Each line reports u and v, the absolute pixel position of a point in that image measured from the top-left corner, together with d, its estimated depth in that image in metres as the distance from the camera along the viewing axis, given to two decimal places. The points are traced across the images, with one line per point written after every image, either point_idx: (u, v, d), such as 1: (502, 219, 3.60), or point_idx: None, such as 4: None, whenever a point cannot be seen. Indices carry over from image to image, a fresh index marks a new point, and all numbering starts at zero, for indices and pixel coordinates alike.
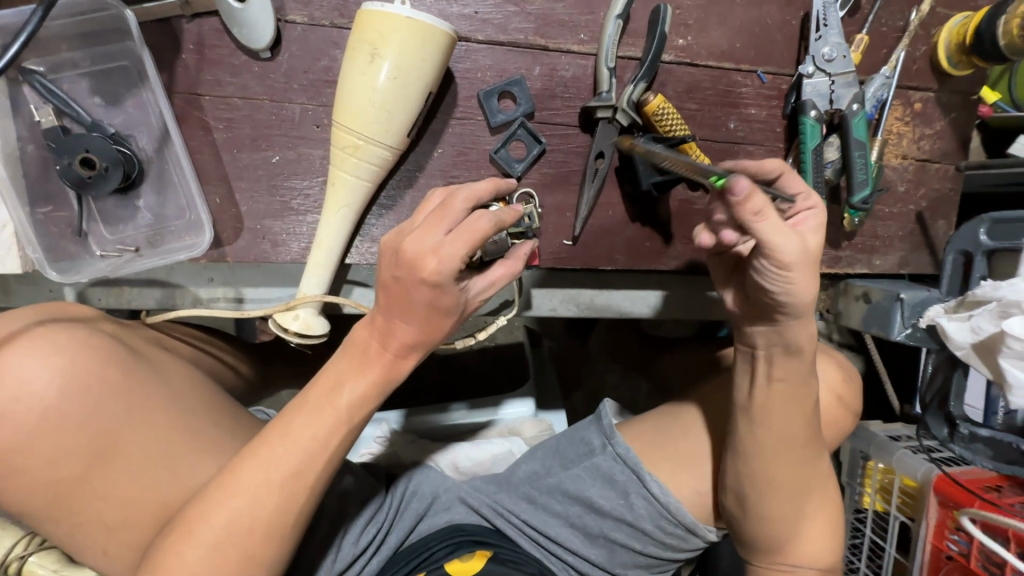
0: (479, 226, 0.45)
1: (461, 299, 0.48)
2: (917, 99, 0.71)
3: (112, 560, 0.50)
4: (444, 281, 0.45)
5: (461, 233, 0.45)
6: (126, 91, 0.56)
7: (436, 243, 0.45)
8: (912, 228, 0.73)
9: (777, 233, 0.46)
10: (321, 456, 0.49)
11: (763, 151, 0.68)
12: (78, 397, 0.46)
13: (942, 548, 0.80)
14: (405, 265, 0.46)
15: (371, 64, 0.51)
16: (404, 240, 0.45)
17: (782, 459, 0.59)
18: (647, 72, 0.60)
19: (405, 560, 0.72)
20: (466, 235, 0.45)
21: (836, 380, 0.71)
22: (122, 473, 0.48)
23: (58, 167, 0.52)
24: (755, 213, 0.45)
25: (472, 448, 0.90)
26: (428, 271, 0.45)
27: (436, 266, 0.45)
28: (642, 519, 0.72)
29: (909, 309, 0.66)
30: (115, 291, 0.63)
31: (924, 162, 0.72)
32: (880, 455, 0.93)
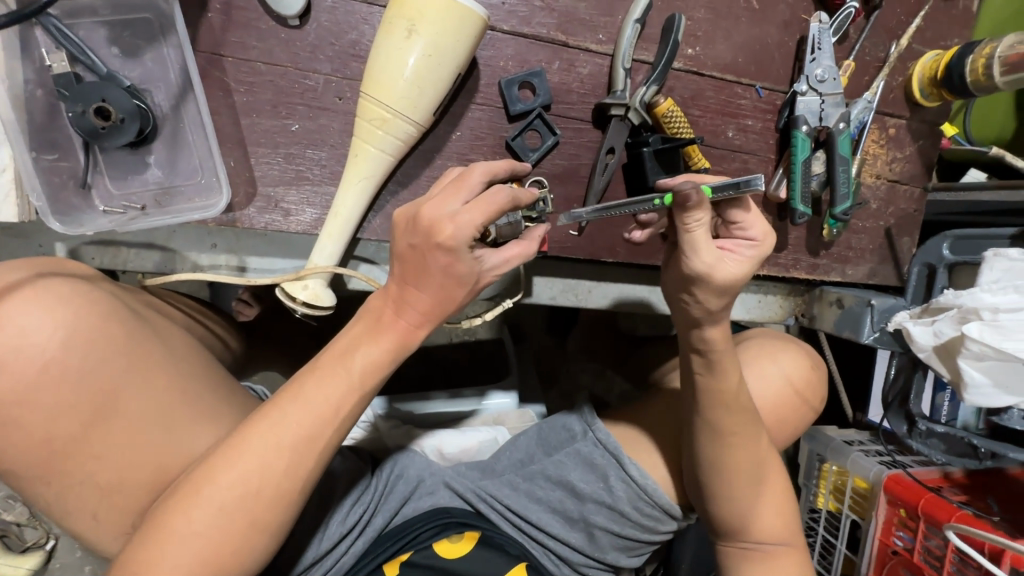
0: (498, 201, 0.46)
1: (475, 269, 0.48)
2: (892, 125, 0.78)
3: (103, 525, 0.48)
4: (460, 247, 0.45)
5: (480, 204, 0.46)
6: (146, 44, 0.55)
7: (453, 211, 0.45)
8: (881, 242, 0.80)
9: (701, 246, 0.51)
10: (332, 422, 0.48)
11: (756, 161, 0.74)
12: (82, 349, 0.45)
13: (889, 543, 0.87)
14: (423, 231, 0.46)
15: (408, 40, 0.52)
16: (421, 206, 0.46)
17: (751, 445, 0.63)
18: (659, 76, 0.64)
19: (390, 542, 0.71)
20: (484, 205, 0.45)
21: (806, 378, 0.76)
22: (121, 432, 0.46)
23: (70, 114, 0.50)
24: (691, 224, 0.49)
25: (457, 435, 0.89)
26: (444, 236, 0.45)
27: (452, 232, 0.45)
28: (622, 501, 0.75)
29: (879, 314, 0.73)
30: (110, 250, 0.61)
31: (895, 183, 0.79)
32: (835, 458, 1.00)
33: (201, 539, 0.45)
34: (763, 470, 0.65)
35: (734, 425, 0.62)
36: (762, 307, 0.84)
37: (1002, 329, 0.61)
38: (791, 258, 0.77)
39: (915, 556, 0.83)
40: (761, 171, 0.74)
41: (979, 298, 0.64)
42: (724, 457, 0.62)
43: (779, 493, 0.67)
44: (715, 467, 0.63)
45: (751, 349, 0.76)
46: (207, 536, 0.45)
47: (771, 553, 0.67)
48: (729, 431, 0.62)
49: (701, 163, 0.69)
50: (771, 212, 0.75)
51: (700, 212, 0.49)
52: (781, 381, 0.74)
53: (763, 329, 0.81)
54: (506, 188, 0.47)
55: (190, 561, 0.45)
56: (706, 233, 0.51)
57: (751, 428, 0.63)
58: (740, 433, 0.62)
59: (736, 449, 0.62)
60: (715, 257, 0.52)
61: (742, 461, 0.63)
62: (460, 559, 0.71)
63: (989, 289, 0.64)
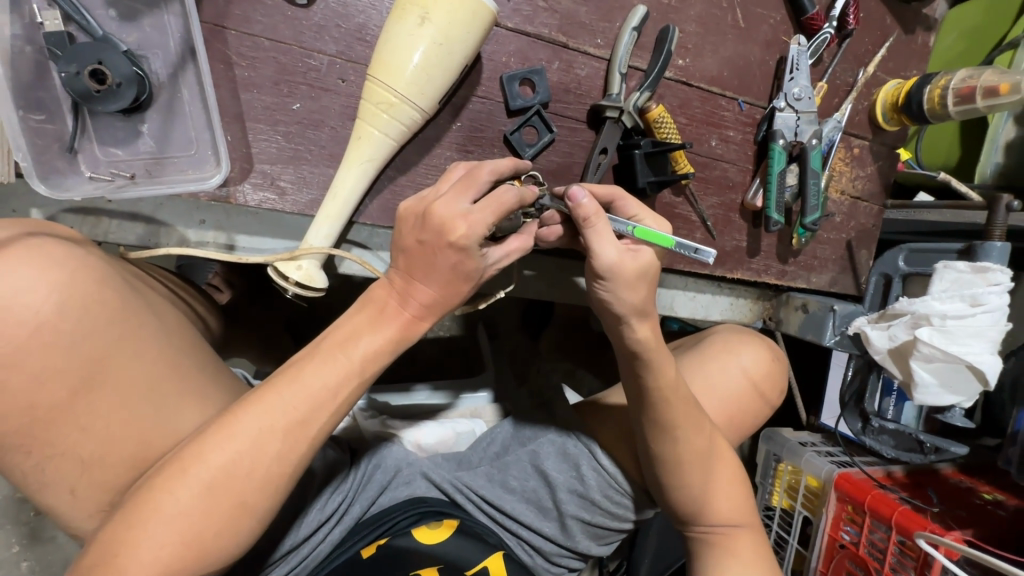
0: (507, 199, 0.48)
1: (482, 265, 0.50)
2: (856, 145, 0.84)
3: (75, 503, 0.46)
4: (472, 245, 0.47)
5: (488, 204, 0.47)
6: (145, 9, 0.53)
7: (467, 210, 0.47)
8: (842, 253, 0.86)
9: (605, 240, 0.52)
10: (328, 405, 0.48)
11: (735, 170, 0.78)
12: (74, 315, 0.43)
13: (837, 537, 0.93)
14: (433, 229, 0.47)
15: (419, 26, 0.53)
16: (434, 203, 0.47)
17: (699, 433, 0.64)
18: (652, 83, 0.67)
19: (367, 530, 0.70)
20: (495, 204, 0.48)
21: (764, 370, 0.80)
22: (108, 403, 0.44)
23: (62, 74, 0.48)
24: (585, 219, 0.51)
25: (435, 427, 0.90)
26: (457, 234, 0.47)
27: (465, 230, 0.47)
28: (593, 490, 0.77)
29: (840, 318, 0.79)
30: (91, 219, 0.58)
31: (857, 200, 0.86)
32: (790, 457, 1.06)
33: (187, 518, 0.44)
34: (716, 455, 0.66)
35: (679, 421, 0.62)
36: (733, 310, 0.88)
37: (950, 334, 0.67)
38: (762, 264, 0.82)
39: (861, 548, 0.89)
40: (739, 180, 0.79)
41: (930, 305, 0.69)
42: (674, 451, 0.63)
43: (727, 478, 0.68)
44: (670, 460, 0.64)
45: (716, 344, 0.80)
46: (194, 515, 0.44)
47: (729, 535, 0.68)
48: (681, 424, 0.62)
49: (686, 168, 0.73)
50: (746, 220, 0.80)
51: (595, 205, 0.52)
52: (742, 376, 0.79)
53: (728, 324, 0.85)
54: (513, 187, 0.50)
55: (175, 539, 0.44)
56: (607, 227, 0.52)
57: (699, 425, 0.64)
58: (693, 436, 0.63)
59: (688, 448, 0.64)
60: (621, 250, 0.52)
61: (694, 448, 0.64)
62: (440, 545, 0.70)
63: (938, 297, 0.69)
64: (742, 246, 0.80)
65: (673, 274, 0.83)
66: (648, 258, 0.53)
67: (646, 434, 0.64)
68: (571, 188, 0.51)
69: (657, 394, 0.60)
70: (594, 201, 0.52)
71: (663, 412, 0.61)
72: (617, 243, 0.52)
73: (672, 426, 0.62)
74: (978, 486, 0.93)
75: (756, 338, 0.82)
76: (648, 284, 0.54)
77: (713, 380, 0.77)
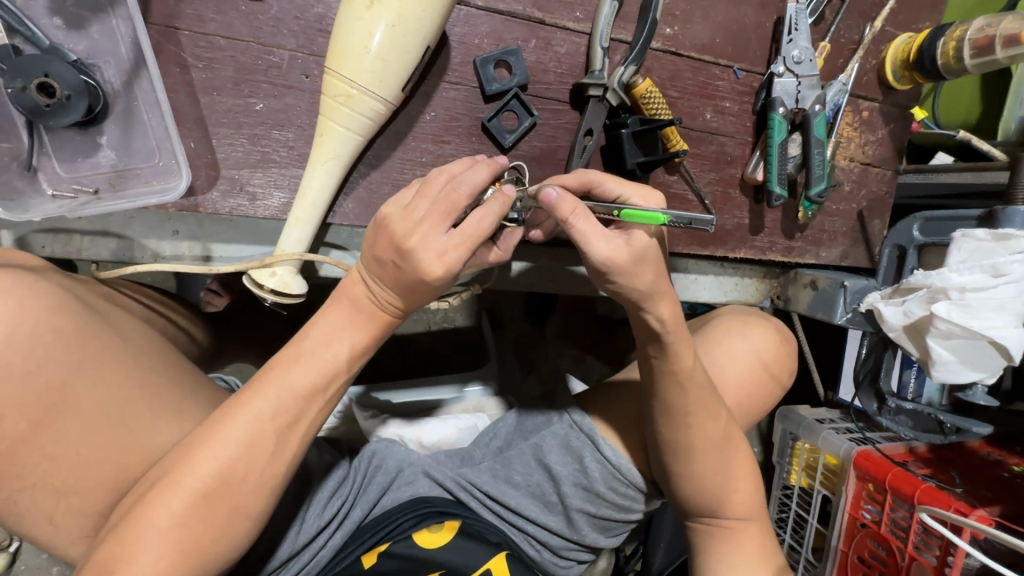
0: (483, 229, 0.44)
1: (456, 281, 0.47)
2: (865, 108, 0.79)
3: (61, 527, 0.45)
4: (445, 263, 0.44)
5: (463, 238, 0.44)
6: (91, 15, 0.51)
7: (442, 247, 0.44)
8: (853, 224, 0.82)
9: (593, 236, 0.47)
10: (315, 403, 0.47)
11: (733, 143, 0.74)
12: (25, 344, 0.41)
13: (858, 516, 0.90)
14: (403, 249, 0.44)
15: (371, 10, 0.50)
16: (410, 244, 0.44)
17: (712, 423, 0.61)
18: (638, 56, 0.63)
19: (368, 534, 0.69)
20: (471, 237, 0.44)
21: (768, 349, 0.76)
22: (77, 426, 0.43)
23: (9, 90, 0.46)
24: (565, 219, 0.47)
25: (437, 424, 0.87)
26: (435, 275, 0.44)
27: (443, 269, 0.44)
28: (596, 481, 0.75)
29: (852, 294, 0.75)
30: (62, 238, 0.56)
31: (867, 166, 0.81)
32: (807, 436, 1.02)
33: (182, 527, 0.42)
34: (726, 444, 0.63)
35: (684, 415, 0.59)
36: (738, 290, 0.84)
37: (969, 308, 0.62)
38: (767, 241, 0.78)
39: (883, 527, 0.85)
40: (739, 153, 0.74)
41: (947, 278, 0.64)
42: (680, 445, 0.60)
43: (732, 472, 0.65)
44: (673, 455, 0.61)
45: (721, 327, 0.76)
46: (189, 524, 0.43)
47: (734, 529, 0.66)
48: (693, 411, 0.59)
49: (679, 145, 0.68)
50: (747, 195, 0.76)
51: (573, 201, 0.47)
52: (752, 357, 0.75)
53: (733, 306, 0.81)
54: (490, 209, 0.45)
55: (172, 549, 0.42)
56: (592, 223, 0.47)
57: (708, 413, 0.60)
58: (697, 425, 0.60)
59: (692, 438, 0.60)
60: (611, 240, 0.47)
61: (703, 440, 0.61)
62: (439, 551, 0.68)
63: (956, 269, 0.65)
64: (744, 223, 0.76)
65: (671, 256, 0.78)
66: (639, 249, 0.49)
67: (651, 426, 0.61)
68: (544, 189, 0.47)
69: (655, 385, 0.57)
70: (572, 196, 0.47)
71: (664, 402, 0.58)
72: (605, 232, 0.48)
73: (677, 418, 0.59)
74: (1007, 459, 0.88)
75: (763, 319, 0.78)
76: (650, 259, 0.50)
77: (719, 366, 0.74)
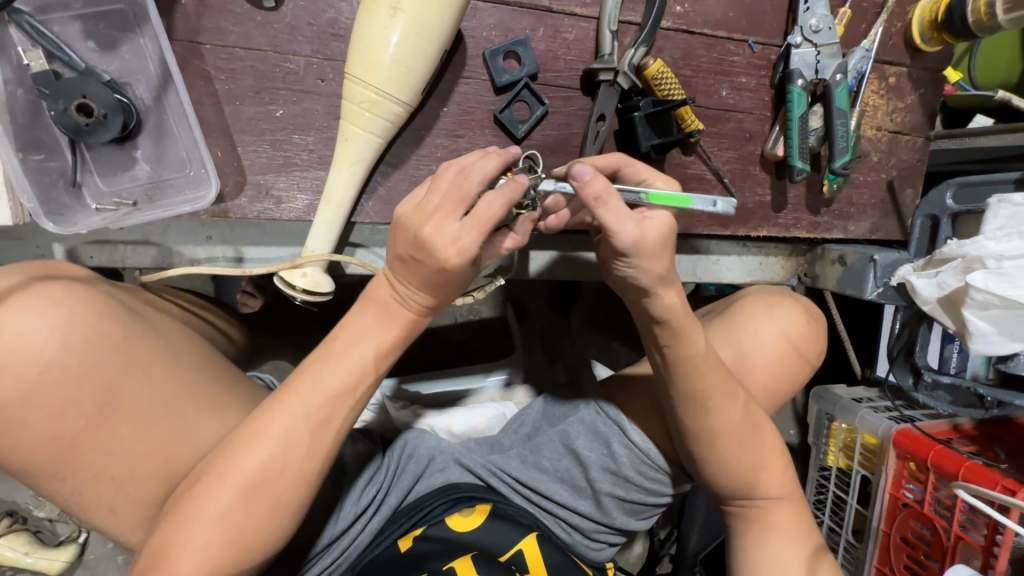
0: (495, 211, 0.45)
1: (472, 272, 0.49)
2: (892, 74, 0.76)
3: (120, 517, 0.49)
4: (463, 257, 0.45)
5: (476, 224, 0.45)
6: (121, 36, 0.54)
7: (455, 233, 0.45)
8: (883, 196, 0.79)
9: (623, 216, 0.47)
10: (347, 405, 0.49)
11: (751, 120, 0.72)
12: (78, 349, 0.45)
13: (899, 496, 0.88)
14: (420, 246, 0.46)
15: (393, 18, 0.52)
16: (423, 226, 0.45)
17: (731, 406, 0.60)
18: (648, 36, 0.62)
19: (404, 519, 0.71)
20: (484, 220, 0.45)
21: (796, 327, 0.75)
22: (129, 425, 0.47)
23: (52, 112, 0.50)
24: (595, 198, 0.47)
25: (464, 413, 0.90)
26: (449, 260, 0.45)
27: (457, 254, 0.45)
28: (625, 466, 0.76)
29: (882, 269, 0.73)
30: (107, 248, 0.61)
31: (896, 134, 0.78)
32: (844, 416, 0.99)
33: (227, 520, 0.45)
34: (751, 424, 0.63)
35: (710, 393, 0.58)
36: (763, 270, 0.83)
37: (1006, 276, 0.59)
38: (791, 218, 0.76)
39: (926, 507, 0.83)
40: (758, 130, 0.73)
41: (983, 247, 0.62)
42: (706, 426, 0.60)
43: (758, 453, 0.64)
44: (700, 439, 0.61)
45: (746, 309, 0.75)
46: (232, 516, 0.45)
47: (767, 508, 0.65)
48: (713, 395, 0.58)
49: (694, 124, 0.67)
50: (769, 171, 0.74)
51: (601, 181, 0.47)
52: (779, 337, 0.74)
53: (759, 286, 0.79)
54: (499, 194, 0.46)
55: (220, 539, 0.45)
56: (619, 202, 0.48)
57: (729, 393, 0.60)
58: (719, 402, 0.59)
59: (717, 419, 0.59)
60: (639, 222, 0.48)
61: (727, 422, 0.60)
62: (472, 532, 0.71)
63: (992, 237, 0.62)
64: (766, 200, 0.75)
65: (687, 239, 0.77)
66: (653, 228, 0.49)
67: (674, 411, 0.60)
68: (575, 165, 0.46)
69: (678, 367, 0.57)
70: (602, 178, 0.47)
71: (686, 384, 0.58)
72: (632, 214, 0.48)
73: (699, 402, 0.58)
74: None
75: (790, 297, 0.77)
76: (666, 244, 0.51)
77: (744, 347, 0.73)
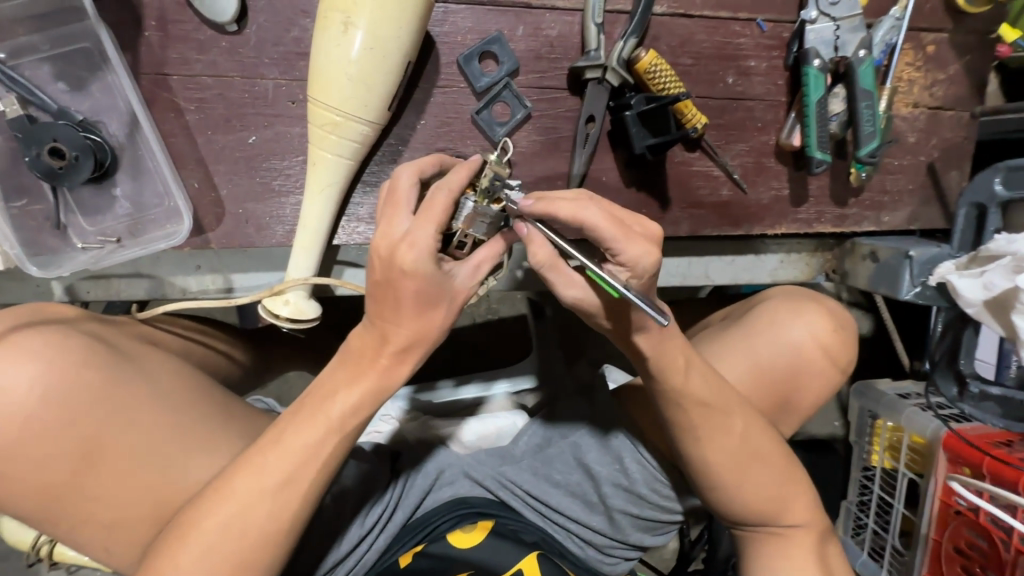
0: (440, 200, 0.42)
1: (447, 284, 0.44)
2: (930, 42, 0.67)
3: (113, 555, 0.50)
4: (424, 265, 0.42)
5: (425, 215, 0.41)
6: (90, 75, 0.54)
7: (405, 231, 0.42)
8: (922, 180, 0.71)
9: (564, 284, 0.47)
10: (313, 464, 0.47)
11: (763, 107, 0.65)
12: (56, 400, 0.46)
13: (950, 503, 0.76)
14: (382, 263, 0.43)
15: (345, 34, 0.49)
16: (373, 237, 0.43)
17: (727, 431, 0.56)
18: (638, 26, 0.57)
19: (409, 536, 0.67)
20: (431, 210, 0.41)
21: (826, 331, 0.68)
22: (113, 471, 0.47)
23: (26, 158, 0.50)
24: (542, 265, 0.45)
25: (476, 423, 0.82)
26: (405, 263, 0.42)
27: (412, 256, 0.42)
28: (638, 484, 0.72)
29: (919, 266, 0.65)
30: (103, 283, 0.62)
31: (936, 110, 0.69)
32: (889, 414, 0.87)
33: None
34: (758, 447, 0.58)
35: (701, 420, 0.55)
36: (785, 269, 0.75)
37: None
38: (813, 213, 0.69)
39: (981, 516, 0.71)
40: (771, 117, 0.66)
41: None
42: (702, 452, 0.56)
43: (772, 476, 0.59)
44: (698, 470, 0.57)
45: (762, 317, 0.68)
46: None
47: (785, 534, 0.61)
48: (707, 423, 0.55)
49: (696, 119, 0.61)
50: (786, 163, 0.67)
51: (543, 250, 0.45)
52: (808, 344, 0.67)
53: (782, 288, 0.73)
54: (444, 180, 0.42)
55: None
56: (562, 273, 0.46)
57: (727, 416, 0.56)
58: (708, 426, 0.55)
59: (715, 443, 0.56)
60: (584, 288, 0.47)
61: (725, 451, 0.56)
62: (474, 550, 0.65)
63: None
64: (783, 194, 0.68)
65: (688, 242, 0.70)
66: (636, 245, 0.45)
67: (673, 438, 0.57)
68: (517, 222, 0.44)
69: (674, 391, 0.54)
70: (543, 246, 0.45)
71: (679, 411, 0.55)
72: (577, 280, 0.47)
73: (689, 430, 0.55)
74: None
75: (815, 299, 0.70)
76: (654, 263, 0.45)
77: (760, 356, 0.66)
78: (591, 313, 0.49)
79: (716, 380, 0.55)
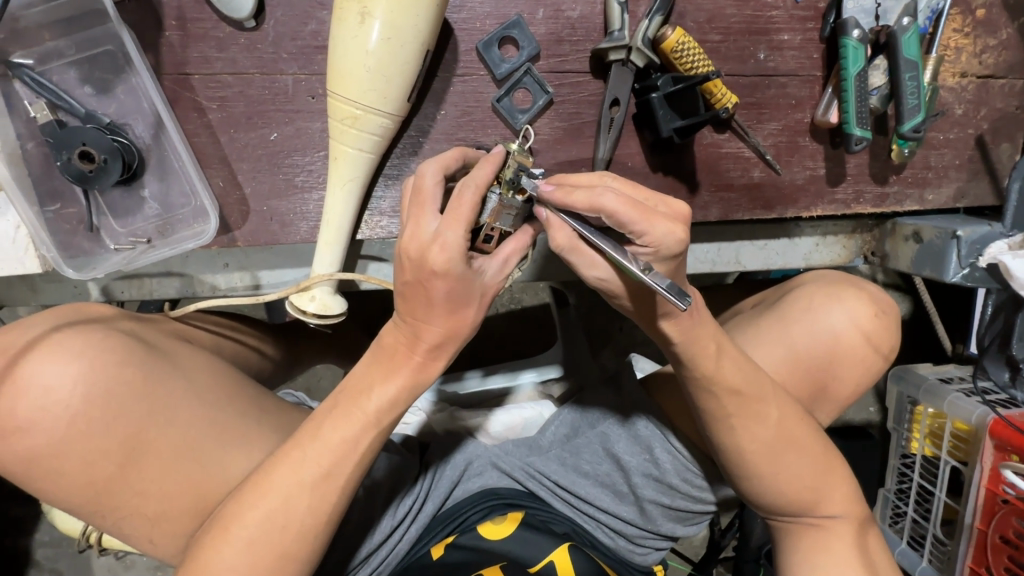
0: (466, 198, 0.41)
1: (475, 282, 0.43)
2: (979, 6, 0.63)
3: (158, 547, 0.51)
4: (453, 265, 0.41)
5: (450, 214, 0.40)
6: (114, 78, 0.54)
7: (434, 231, 0.41)
8: (971, 154, 0.66)
9: (594, 263, 0.44)
10: (350, 458, 0.47)
11: (797, 83, 0.62)
12: (99, 400, 0.47)
13: (998, 492, 0.72)
14: (410, 262, 0.42)
15: (362, 24, 0.48)
16: (401, 236, 0.42)
17: (761, 421, 0.54)
18: (663, 4, 0.55)
19: (438, 527, 0.66)
20: (459, 209, 0.40)
21: (865, 317, 0.65)
22: (155, 467, 0.48)
23: (58, 162, 0.51)
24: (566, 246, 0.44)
25: (502, 413, 0.82)
26: (435, 262, 0.41)
27: (441, 254, 0.41)
28: (669, 474, 0.70)
29: (967, 247, 0.62)
30: (137, 282, 0.63)
31: (986, 79, 0.65)
32: (930, 400, 0.83)
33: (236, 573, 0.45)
34: (793, 437, 0.56)
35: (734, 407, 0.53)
36: (822, 253, 0.72)
37: None
38: (851, 192, 0.66)
39: None
40: (806, 94, 0.63)
41: None
42: (735, 442, 0.55)
43: (809, 467, 0.57)
44: (731, 460, 0.56)
45: (799, 303, 0.66)
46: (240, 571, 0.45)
47: (823, 525, 0.59)
48: (741, 413, 0.53)
49: (725, 99, 0.58)
50: (822, 140, 0.64)
51: (564, 231, 0.43)
52: (848, 331, 0.64)
53: (819, 272, 0.70)
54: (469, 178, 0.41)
55: None
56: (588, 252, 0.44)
57: (759, 404, 0.54)
58: (739, 415, 0.54)
59: (749, 432, 0.54)
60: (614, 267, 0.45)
61: (758, 440, 0.55)
62: (505, 541, 0.65)
63: None
64: (819, 173, 0.65)
65: (714, 227, 0.68)
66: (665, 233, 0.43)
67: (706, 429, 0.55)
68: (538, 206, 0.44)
69: (706, 381, 0.52)
70: (563, 227, 0.43)
71: (707, 396, 0.53)
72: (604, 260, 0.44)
73: (720, 421, 0.54)
74: None
75: (854, 285, 0.67)
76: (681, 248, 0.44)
77: (797, 343, 0.64)
78: (618, 296, 0.47)
79: (750, 367, 0.53)
